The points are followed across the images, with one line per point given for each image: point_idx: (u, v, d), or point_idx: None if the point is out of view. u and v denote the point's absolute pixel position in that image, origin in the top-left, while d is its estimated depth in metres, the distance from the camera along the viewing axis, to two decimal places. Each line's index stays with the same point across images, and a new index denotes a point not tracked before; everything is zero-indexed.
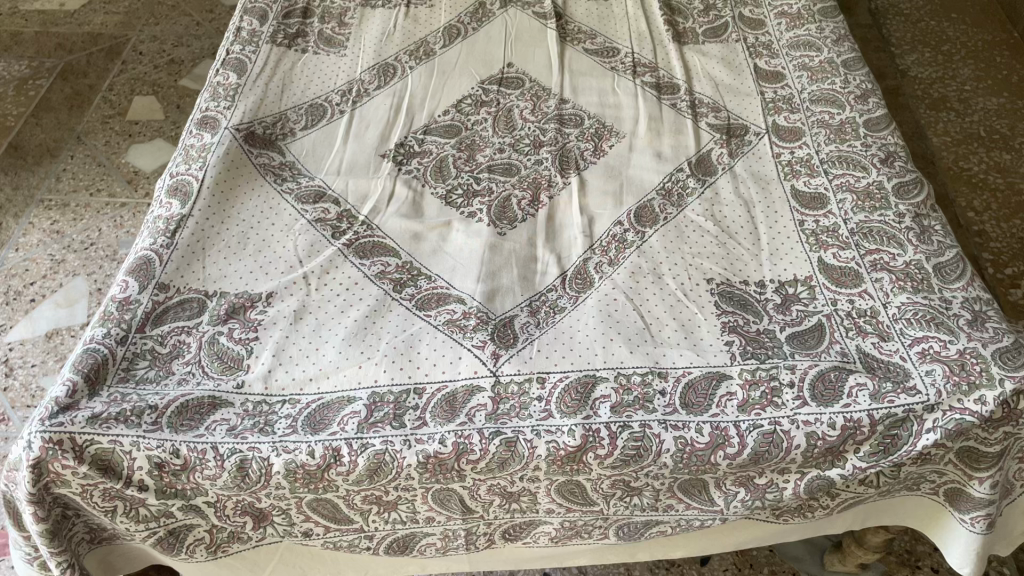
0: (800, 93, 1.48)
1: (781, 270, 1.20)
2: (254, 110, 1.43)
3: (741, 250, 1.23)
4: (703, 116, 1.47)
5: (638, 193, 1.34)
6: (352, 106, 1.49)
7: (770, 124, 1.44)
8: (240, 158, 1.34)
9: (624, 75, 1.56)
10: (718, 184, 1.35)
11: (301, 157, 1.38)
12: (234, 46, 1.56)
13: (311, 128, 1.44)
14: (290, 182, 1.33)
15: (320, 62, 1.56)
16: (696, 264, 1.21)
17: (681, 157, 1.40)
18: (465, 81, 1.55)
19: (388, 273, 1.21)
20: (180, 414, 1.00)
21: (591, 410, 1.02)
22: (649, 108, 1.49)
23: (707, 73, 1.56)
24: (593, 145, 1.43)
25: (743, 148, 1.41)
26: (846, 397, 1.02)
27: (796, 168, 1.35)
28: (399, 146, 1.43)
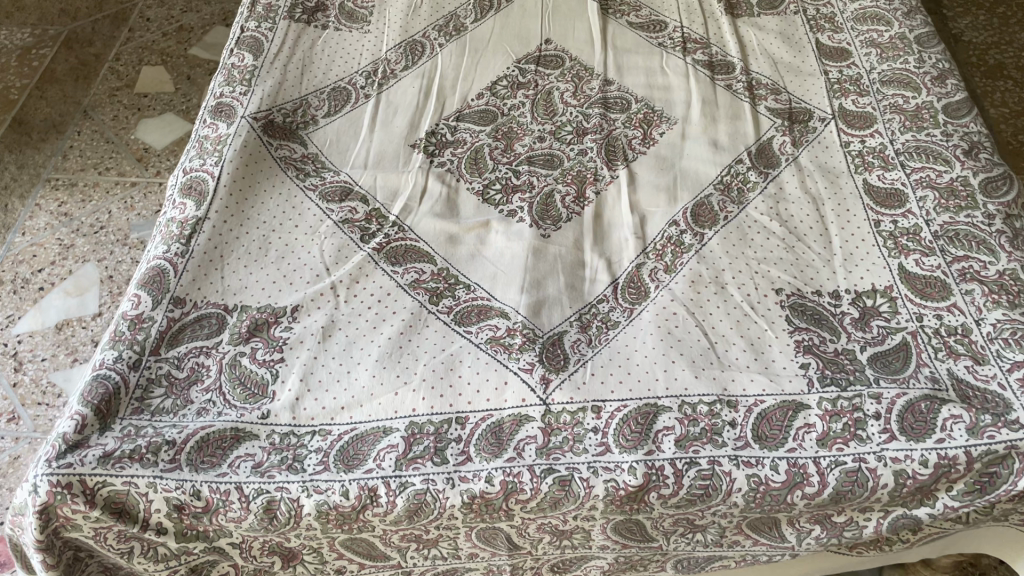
0: (869, 74, 1.35)
1: (857, 279, 1.08)
2: (273, 95, 1.31)
3: (811, 255, 1.12)
4: (762, 99, 1.35)
5: (694, 188, 1.22)
6: (378, 89, 1.37)
7: (837, 108, 1.32)
8: (259, 152, 1.22)
9: (673, 52, 1.43)
10: (782, 178, 1.23)
11: (325, 148, 1.27)
12: (249, 22, 1.43)
13: (334, 115, 1.32)
14: (313, 178, 1.22)
15: (342, 40, 1.44)
16: (762, 271, 1.10)
17: (740, 146, 1.28)
18: (500, 60, 1.42)
19: (423, 281, 1.10)
20: (200, 449, 0.90)
21: (654, 445, 0.92)
22: (703, 90, 1.36)
23: (764, 50, 1.43)
24: (642, 133, 1.31)
25: (808, 137, 1.29)
26: (938, 431, 0.91)
27: (869, 160, 1.23)
28: (431, 135, 1.31)
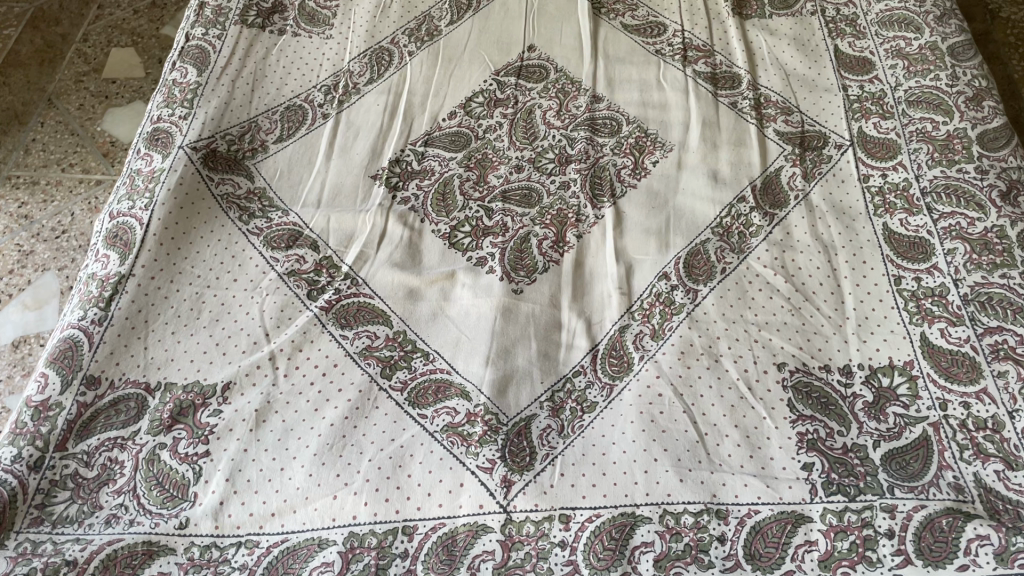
0: (894, 91, 1.19)
1: (872, 351, 0.94)
2: (218, 119, 1.17)
3: (820, 319, 0.98)
4: (770, 121, 1.19)
5: (688, 232, 1.08)
6: (337, 108, 1.22)
7: (856, 133, 1.16)
8: (197, 190, 1.09)
9: (672, 62, 1.27)
10: (791, 220, 1.08)
11: (274, 181, 1.13)
12: (195, 28, 1.28)
13: (286, 140, 1.18)
14: (258, 219, 1.08)
15: (300, 48, 1.28)
16: (763, 340, 0.96)
17: (743, 180, 1.13)
18: (477, 71, 1.27)
19: (375, 349, 0.97)
20: (105, 569, 0.78)
21: (629, 565, 0.79)
22: (704, 110, 1.20)
23: (775, 60, 1.26)
24: (633, 162, 1.16)
25: (821, 168, 1.13)
26: (962, 556, 0.77)
27: (890, 200, 1.08)
28: (395, 164, 1.17)
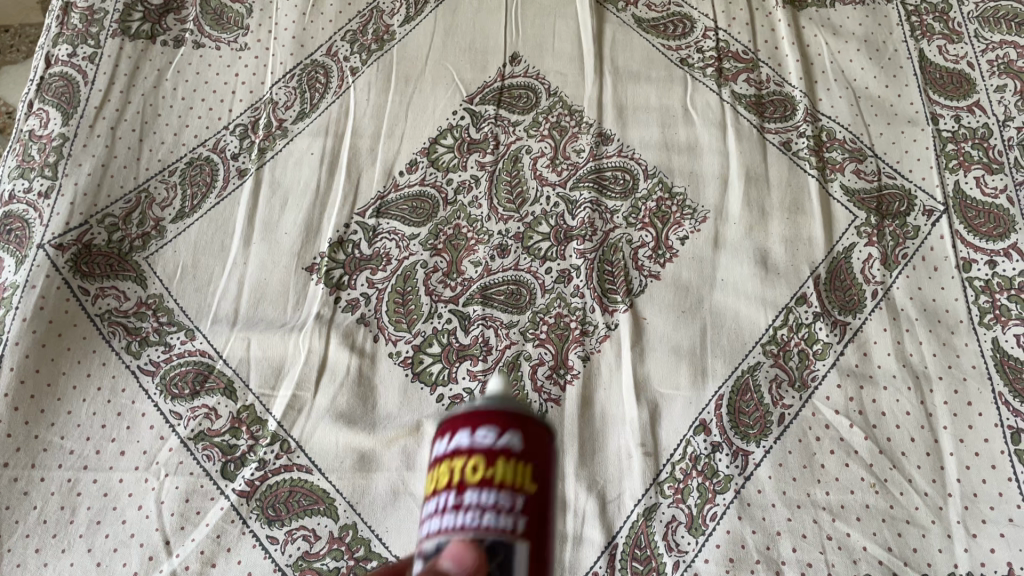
0: (1002, 128, 0.90)
1: (985, 554, 0.70)
2: (92, 193, 0.86)
3: (913, 500, 0.73)
4: (837, 170, 0.89)
5: (731, 352, 0.81)
6: (256, 160, 0.90)
7: (952, 192, 0.87)
8: (65, 313, 0.81)
9: (702, 79, 0.95)
10: (871, 335, 0.81)
11: (174, 283, 0.84)
12: (59, 45, 0.94)
13: (190, 214, 0.87)
14: (153, 349, 0.80)
15: (203, 67, 0.95)
16: (838, 537, 0.72)
17: (802, 267, 0.85)
18: (443, 95, 0.95)
19: (314, 558, 0.72)
20: None
21: None
22: (747, 157, 0.90)
23: (840, 73, 0.95)
24: (655, 238, 0.86)
25: (906, 247, 0.85)
26: None
27: (1001, 303, 0.81)
28: (337, 247, 0.86)
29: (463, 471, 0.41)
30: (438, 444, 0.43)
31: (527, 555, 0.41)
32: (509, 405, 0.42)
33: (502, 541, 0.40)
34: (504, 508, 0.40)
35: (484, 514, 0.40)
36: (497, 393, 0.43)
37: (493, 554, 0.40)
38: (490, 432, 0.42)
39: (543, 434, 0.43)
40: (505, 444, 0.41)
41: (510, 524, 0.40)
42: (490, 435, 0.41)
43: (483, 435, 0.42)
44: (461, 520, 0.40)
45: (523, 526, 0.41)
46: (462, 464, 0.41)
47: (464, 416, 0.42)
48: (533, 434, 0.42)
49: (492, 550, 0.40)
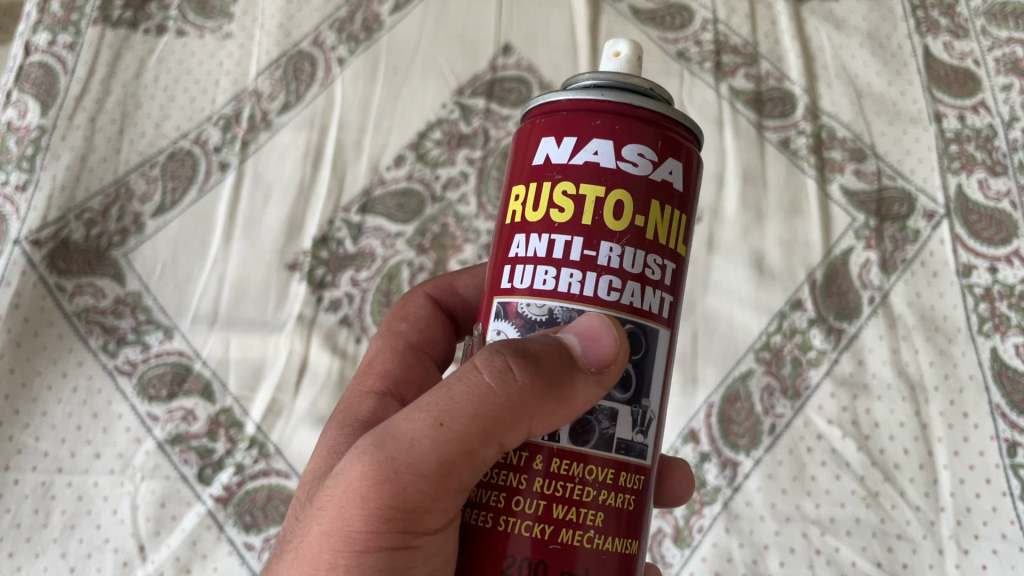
0: (1007, 128, 0.87)
1: (975, 570, 0.69)
2: (71, 187, 0.84)
3: (905, 514, 0.72)
4: (837, 170, 0.86)
5: (722, 358, 0.78)
6: (239, 154, 0.88)
7: (954, 195, 0.84)
8: (42, 310, 0.78)
9: (700, 74, 0.92)
10: (867, 343, 0.78)
11: (153, 280, 0.82)
12: (37, 32, 0.90)
13: (170, 209, 0.85)
14: (130, 348, 0.78)
15: (186, 56, 0.92)
16: (827, 551, 0.71)
17: (798, 270, 0.82)
18: (433, 88, 0.92)
19: None
20: None
21: None
22: (745, 155, 0.87)
23: (842, 70, 0.92)
24: None
25: (905, 251, 0.82)
26: None
27: (1002, 312, 0.79)
28: (321, 245, 0.84)
29: (600, 206, 0.37)
30: (557, 134, 0.39)
31: (666, 336, 0.39)
32: (653, 120, 0.38)
33: (648, 312, 0.38)
34: (652, 263, 0.38)
35: (631, 269, 0.37)
36: (633, 93, 0.39)
37: (637, 341, 0.38)
38: (642, 152, 0.38)
39: (684, 146, 0.39)
40: (656, 167, 0.38)
41: (657, 297, 0.38)
42: (641, 151, 0.38)
43: (634, 148, 0.38)
44: (600, 269, 0.37)
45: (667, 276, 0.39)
46: (605, 178, 0.37)
47: (599, 113, 0.38)
48: (676, 150, 0.39)
49: (634, 333, 0.38)
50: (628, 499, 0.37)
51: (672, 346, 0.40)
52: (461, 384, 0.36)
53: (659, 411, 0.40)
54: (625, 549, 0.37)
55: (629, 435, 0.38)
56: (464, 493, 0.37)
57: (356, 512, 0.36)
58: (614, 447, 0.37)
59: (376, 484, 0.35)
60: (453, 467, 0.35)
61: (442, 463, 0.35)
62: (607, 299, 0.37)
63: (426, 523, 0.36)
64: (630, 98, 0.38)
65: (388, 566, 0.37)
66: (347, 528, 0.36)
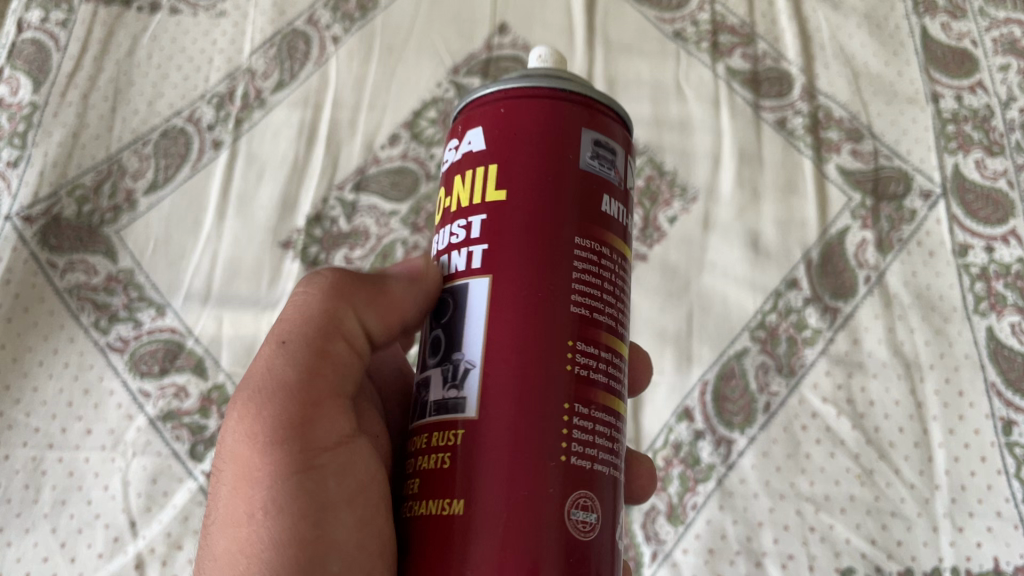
0: (1004, 109, 0.86)
1: (971, 547, 0.69)
2: (63, 164, 0.84)
3: (899, 492, 0.71)
4: (833, 150, 0.86)
5: (717, 337, 0.78)
6: (232, 132, 0.87)
7: (950, 174, 0.84)
8: (32, 286, 0.78)
9: (696, 54, 0.91)
10: (863, 323, 0.78)
11: (146, 257, 0.81)
12: (31, 10, 0.90)
13: (163, 186, 0.84)
14: (122, 324, 0.78)
15: (180, 34, 0.91)
16: (821, 528, 0.71)
17: (794, 250, 0.82)
18: (428, 65, 0.91)
19: None
20: None
21: None
22: (741, 135, 0.87)
23: (839, 50, 0.91)
24: (642, 218, 0.83)
25: (901, 231, 0.82)
26: None
27: (998, 291, 0.79)
28: (314, 223, 0.84)
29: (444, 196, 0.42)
30: None
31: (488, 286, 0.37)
32: (491, 99, 0.40)
33: (458, 274, 0.39)
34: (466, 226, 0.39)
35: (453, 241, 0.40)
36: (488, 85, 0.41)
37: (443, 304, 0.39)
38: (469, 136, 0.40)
39: (518, 110, 0.39)
40: (494, 144, 0.39)
41: (465, 256, 0.39)
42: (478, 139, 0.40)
43: (475, 137, 0.40)
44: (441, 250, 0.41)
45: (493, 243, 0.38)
46: (456, 176, 0.41)
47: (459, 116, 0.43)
48: (505, 116, 0.39)
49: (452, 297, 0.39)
50: (446, 457, 0.35)
51: (503, 290, 0.37)
52: (288, 307, 0.43)
53: (522, 359, 0.36)
54: (449, 509, 0.34)
55: (440, 396, 0.37)
56: (336, 397, 0.41)
57: (252, 442, 0.38)
58: (433, 411, 0.37)
59: (258, 402, 0.39)
60: (313, 365, 0.40)
61: (301, 369, 0.40)
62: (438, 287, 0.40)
63: (315, 431, 0.39)
64: (519, 82, 0.39)
65: (303, 495, 0.37)
66: (249, 462, 0.38)
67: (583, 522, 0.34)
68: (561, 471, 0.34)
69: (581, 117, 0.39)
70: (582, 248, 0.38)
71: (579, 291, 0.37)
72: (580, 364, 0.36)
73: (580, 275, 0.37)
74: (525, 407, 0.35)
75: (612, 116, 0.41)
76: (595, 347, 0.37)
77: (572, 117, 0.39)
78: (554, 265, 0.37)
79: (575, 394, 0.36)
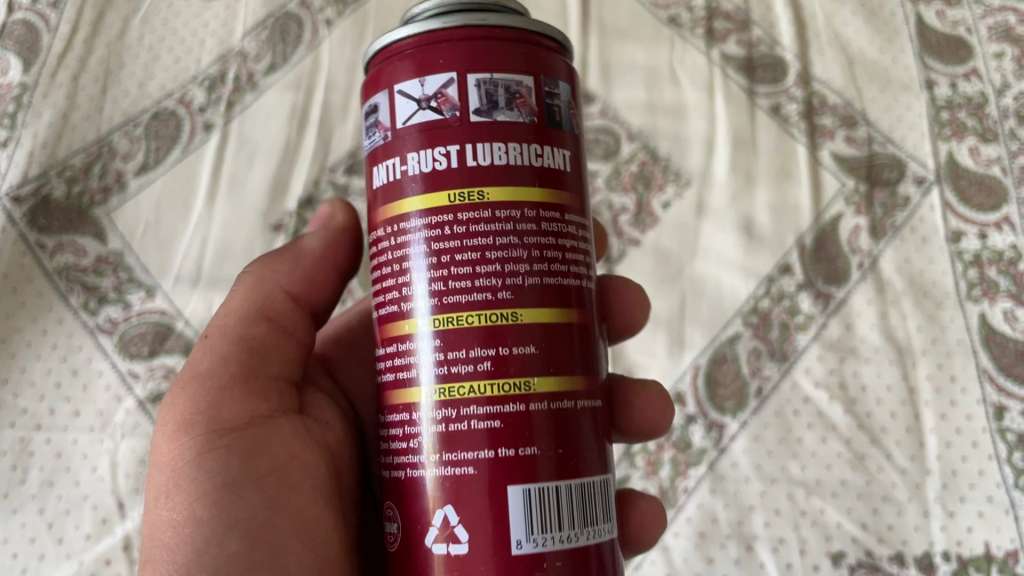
0: (998, 96, 0.85)
1: (962, 531, 0.70)
2: (53, 144, 0.83)
3: (891, 477, 0.72)
4: (828, 136, 0.86)
5: (710, 321, 0.78)
6: (224, 114, 0.86)
7: (944, 161, 0.83)
8: (20, 267, 0.78)
9: (691, 40, 0.90)
10: (856, 308, 0.78)
11: (136, 239, 0.81)
12: None
13: (153, 168, 0.83)
14: (111, 306, 0.78)
15: (171, 15, 0.89)
16: (812, 513, 0.71)
17: (787, 236, 0.81)
18: None
19: None
20: None
21: None
22: (735, 121, 0.87)
23: (834, 36, 0.90)
24: (636, 203, 0.83)
25: (895, 217, 0.82)
26: None
27: (991, 278, 0.78)
28: (306, 206, 0.84)
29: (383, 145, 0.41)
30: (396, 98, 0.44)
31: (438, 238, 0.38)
32: (413, 43, 0.40)
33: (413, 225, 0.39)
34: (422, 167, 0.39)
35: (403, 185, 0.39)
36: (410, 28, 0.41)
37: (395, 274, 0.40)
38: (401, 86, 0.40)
39: (448, 49, 0.39)
40: (436, 102, 0.39)
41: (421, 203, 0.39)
42: (412, 91, 0.39)
43: (407, 92, 0.39)
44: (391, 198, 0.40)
45: (444, 220, 0.38)
46: (387, 137, 0.40)
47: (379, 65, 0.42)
48: (433, 57, 0.39)
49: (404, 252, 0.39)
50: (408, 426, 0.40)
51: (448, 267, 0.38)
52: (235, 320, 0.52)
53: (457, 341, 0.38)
54: None
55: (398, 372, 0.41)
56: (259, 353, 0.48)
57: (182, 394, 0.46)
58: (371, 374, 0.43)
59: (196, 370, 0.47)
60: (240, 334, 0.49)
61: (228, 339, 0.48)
62: (379, 258, 0.41)
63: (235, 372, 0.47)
64: (444, 23, 0.39)
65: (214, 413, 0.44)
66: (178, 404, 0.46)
67: (525, 508, 0.36)
68: (490, 465, 0.37)
69: (509, 51, 0.40)
70: (500, 217, 0.38)
71: (496, 264, 0.38)
72: (507, 346, 0.38)
73: (496, 252, 0.38)
74: (456, 407, 0.38)
75: (547, 54, 0.41)
76: (529, 328, 0.38)
77: (498, 50, 0.39)
78: (490, 239, 0.38)
79: (501, 374, 0.37)
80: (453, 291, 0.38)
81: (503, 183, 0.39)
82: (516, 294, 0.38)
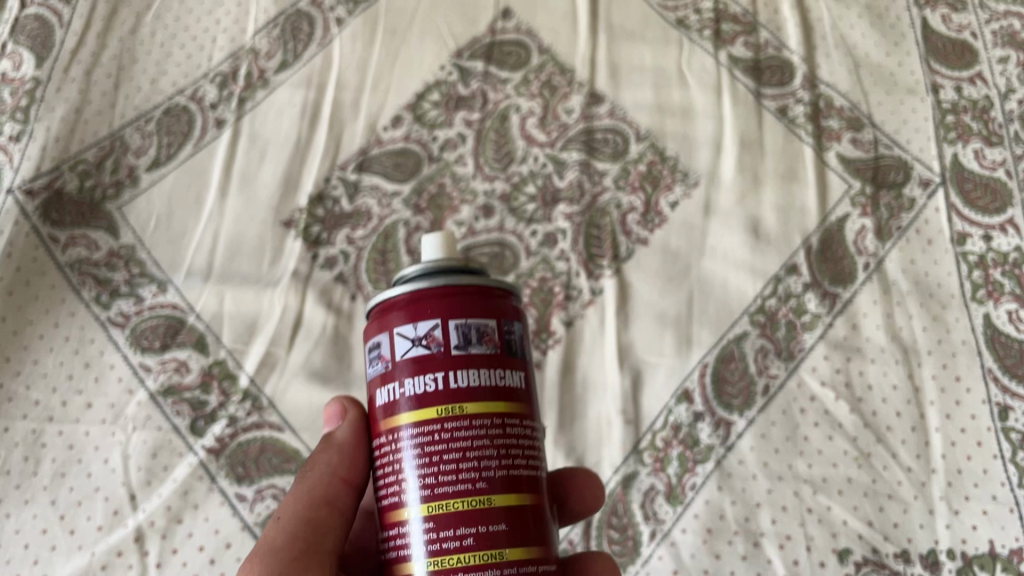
0: (1003, 100, 0.87)
1: (966, 530, 0.70)
2: (65, 138, 0.83)
3: (897, 475, 0.72)
4: (834, 139, 0.87)
5: (717, 321, 0.79)
6: (235, 112, 0.87)
7: (948, 163, 0.84)
8: (33, 261, 0.78)
9: (699, 41, 0.92)
10: (861, 308, 0.79)
11: (147, 234, 0.81)
12: None
13: (165, 164, 0.84)
14: (123, 299, 0.78)
15: (183, 13, 0.91)
16: (819, 510, 0.71)
17: (794, 237, 0.82)
18: (432, 49, 0.92)
19: None
20: None
21: None
22: (742, 122, 0.88)
23: (840, 40, 0.92)
24: (644, 202, 0.84)
25: (900, 219, 0.82)
26: None
27: (995, 279, 0.79)
28: (317, 203, 0.84)
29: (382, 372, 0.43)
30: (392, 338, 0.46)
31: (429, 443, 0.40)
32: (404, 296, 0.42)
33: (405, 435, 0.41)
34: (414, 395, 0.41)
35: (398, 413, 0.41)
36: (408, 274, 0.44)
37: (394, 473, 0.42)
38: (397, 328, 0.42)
39: (436, 298, 0.41)
40: (424, 342, 0.41)
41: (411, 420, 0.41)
42: (405, 334, 0.41)
43: (399, 335, 0.41)
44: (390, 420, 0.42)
45: (434, 432, 0.40)
46: (382, 372, 0.42)
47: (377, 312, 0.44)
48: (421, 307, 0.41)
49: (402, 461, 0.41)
50: None
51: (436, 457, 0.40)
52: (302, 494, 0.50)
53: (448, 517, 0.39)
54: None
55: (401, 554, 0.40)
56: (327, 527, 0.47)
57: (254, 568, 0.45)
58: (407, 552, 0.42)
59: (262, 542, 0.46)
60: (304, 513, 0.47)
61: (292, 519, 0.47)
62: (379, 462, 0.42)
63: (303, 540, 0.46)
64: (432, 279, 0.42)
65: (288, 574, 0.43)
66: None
67: None
68: None
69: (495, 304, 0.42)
70: (477, 425, 0.40)
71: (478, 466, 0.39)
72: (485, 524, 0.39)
73: (472, 460, 0.39)
74: None
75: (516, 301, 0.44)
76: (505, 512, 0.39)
77: (487, 300, 0.42)
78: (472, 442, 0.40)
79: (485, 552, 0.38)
80: (441, 483, 0.39)
81: (479, 402, 0.40)
82: (490, 485, 0.39)
